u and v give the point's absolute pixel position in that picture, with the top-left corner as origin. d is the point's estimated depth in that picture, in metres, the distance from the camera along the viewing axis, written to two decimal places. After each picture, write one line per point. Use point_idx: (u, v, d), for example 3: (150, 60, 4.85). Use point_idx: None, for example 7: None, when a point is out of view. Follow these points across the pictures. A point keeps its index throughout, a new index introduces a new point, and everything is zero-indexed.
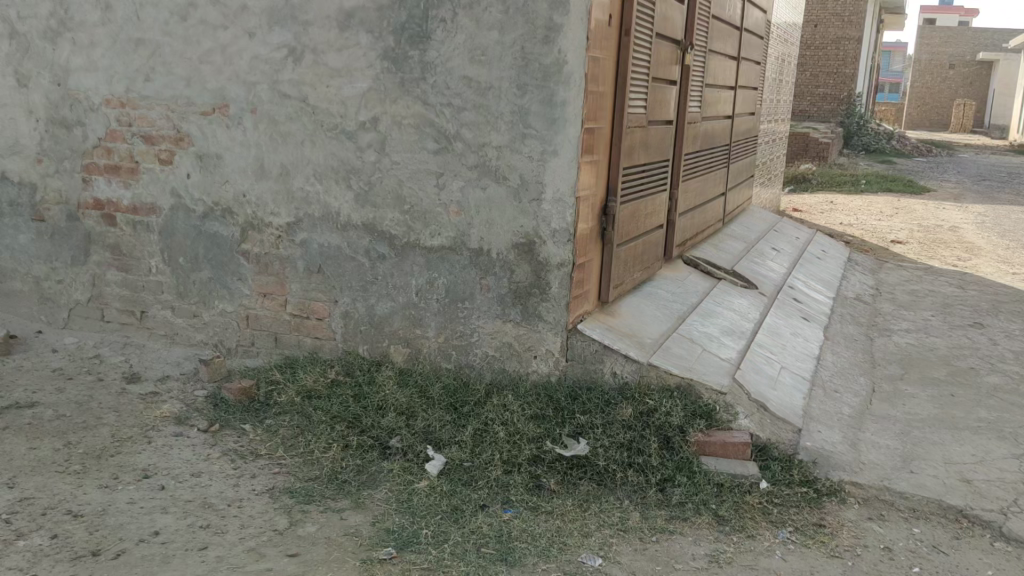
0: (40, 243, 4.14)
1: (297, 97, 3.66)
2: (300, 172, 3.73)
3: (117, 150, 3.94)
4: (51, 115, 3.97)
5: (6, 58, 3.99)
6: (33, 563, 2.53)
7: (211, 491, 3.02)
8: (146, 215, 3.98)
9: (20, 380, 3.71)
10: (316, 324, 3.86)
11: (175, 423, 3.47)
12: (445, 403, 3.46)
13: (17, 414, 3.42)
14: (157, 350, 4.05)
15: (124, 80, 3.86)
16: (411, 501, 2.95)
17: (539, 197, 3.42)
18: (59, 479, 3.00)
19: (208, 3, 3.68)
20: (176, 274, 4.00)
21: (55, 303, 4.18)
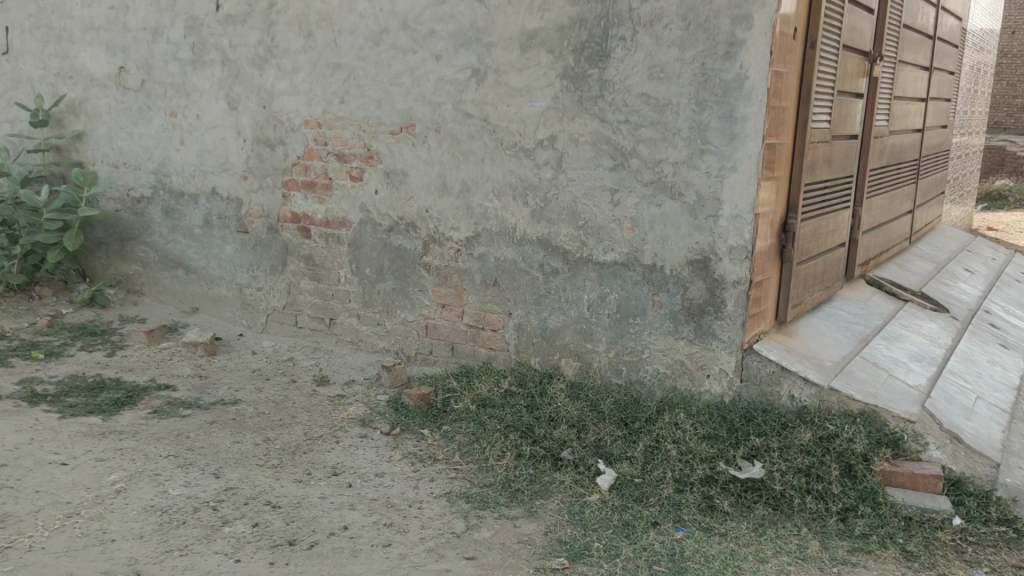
0: (244, 253, 4.50)
1: (479, 117, 3.80)
2: (479, 188, 3.87)
3: (313, 168, 4.23)
4: (257, 135, 4.32)
5: (219, 83, 4.37)
6: (237, 548, 2.75)
7: (394, 492, 3.18)
8: (337, 229, 4.24)
9: (224, 379, 4.04)
10: (491, 335, 3.98)
11: (360, 425, 3.67)
12: (616, 418, 3.47)
13: (223, 410, 3.73)
14: (343, 355, 4.30)
15: (322, 102, 4.14)
16: (584, 513, 2.99)
17: (715, 213, 3.38)
18: (259, 471, 3.25)
19: (399, 28, 3.89)
20: (362, 284, 4.24)
21: (256, 308, 4.53)
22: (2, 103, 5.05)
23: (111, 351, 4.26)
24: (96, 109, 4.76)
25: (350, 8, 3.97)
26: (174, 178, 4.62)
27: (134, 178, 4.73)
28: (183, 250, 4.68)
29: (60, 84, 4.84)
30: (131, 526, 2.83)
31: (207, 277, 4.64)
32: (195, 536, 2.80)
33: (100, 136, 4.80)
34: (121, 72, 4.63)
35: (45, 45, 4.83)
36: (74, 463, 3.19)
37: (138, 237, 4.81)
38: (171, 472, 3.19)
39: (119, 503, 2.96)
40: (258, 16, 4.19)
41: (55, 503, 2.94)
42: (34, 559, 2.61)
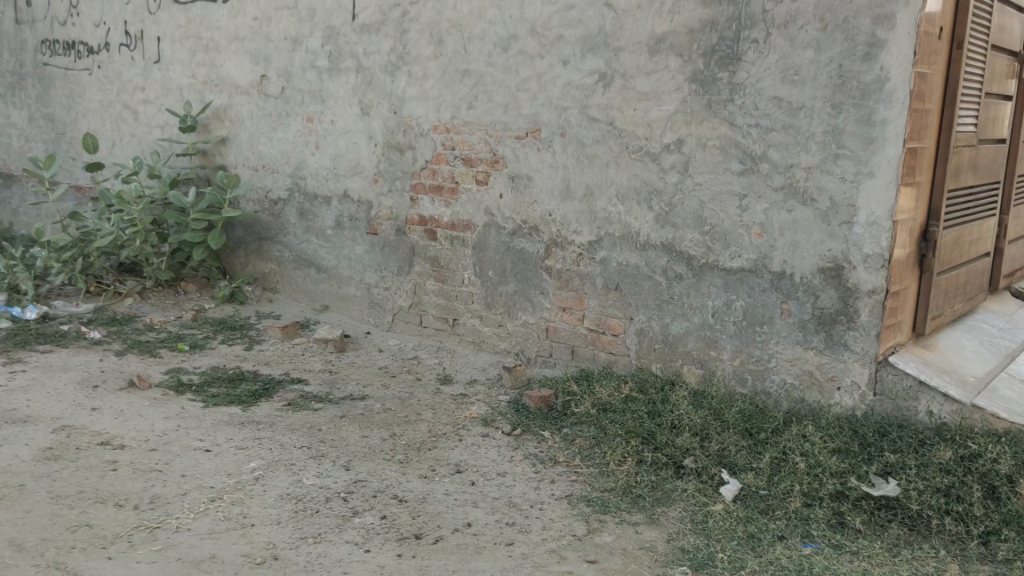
0: (373, 254, 4.65)
1: (605, 121, 3.80)
2: (604, 193, 3.87)
3: (440, 172, 4.33)
4: (388, 139, 4.46)
5: (353, 90, 4.54)
6: (367, 539, 2.84)
7: (516, 492, 3.21)
8: (462, 231, 4.32)
9: (352, 375, 4.19)
10: (611, 340, 3.98)
11: (482, 424, 3.73)
12: (741, 427, 3.40)
13: (352, 405, 3.87)
14: (465, 355, 4.38)
15: (450, 107, 4.23)
16: (708, 523, 2.94)
17: (850, 220, 3.27)
18: (386, 465, 3.35)
19: (527, 34, 3.94)
20: (485, 286, 4.30)
21: (382, 307, 4.67)
22: (154, 109, 5.39)
23: (248, 345, 4.49)
24: (238, 115, 5.02)
25: (480, 14, 4.05)
26: (309, 180, 4.82)
27: (272, 181, 4.97)
28: (316, 250, 4.87)
29: (206, 91, 5.13)
30: (268, 512, 2.97)
31: (337, 276, 4.82)
32: (327, 525, 2.91)
33: (241, 141, 5.05)
34: (262, 79, 4.87)
35: (194, 54, 5.13)
36: (217, 450, 3.38)
37: (274, 237, 5.05)
38: (305, 463, 3.33)
39: (258, 490, 3.12)
40: (391, 24, 4.33)
41: (200, 487, 3.11)
42: (182, 539, 2.78)
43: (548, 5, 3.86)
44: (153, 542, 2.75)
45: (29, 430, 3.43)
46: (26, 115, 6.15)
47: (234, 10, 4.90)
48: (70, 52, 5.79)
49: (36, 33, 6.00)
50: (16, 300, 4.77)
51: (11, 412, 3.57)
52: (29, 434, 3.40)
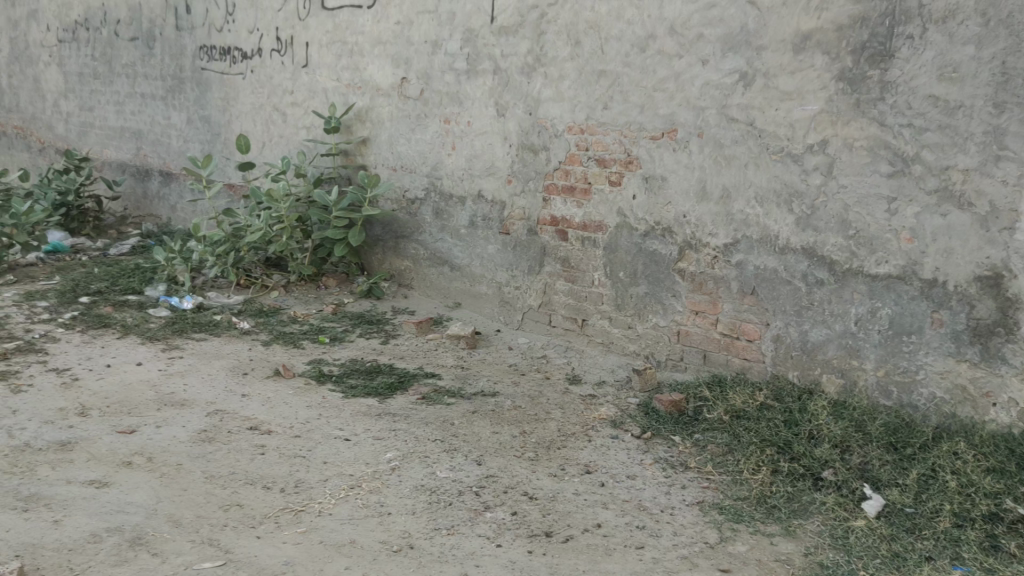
0: (504, 253, 4.71)
1: (745, 122, 3.72)
2: (742, 195, 3.78)
3: (573, 173, 4.34)
4: (522, 140, 4.51)
5: (489, 91, 4.61)
6: (498, 534, 2.89)
7: (646, 495, 3.19)
8: (594, 232, 4.32)
9: (484, 371, 4.26)
10: (746, 346, 3.88)
11: (611, 426, 3.72)
12: (885, 441, 3.26)
13: (484, 401, 3.93)
14: (595, 356, 4.36)
15: (585, 108, 4.24)
16: (849, 539, 2.83)
17: (1012, 225, 3.08)
18: (517, 463, 3.39)
19: (666, 34, 3.90)
20: (616, 288, 4.28)
21: (513, 306, 4.72)
22: (301, 111, 5.65)
23: (384, 339, 4.64)
24: (379, 116, 5.20)
25: (618, 15, 4.04)
26: (445, 180, 4.93)
27: (409, 181, 5.12)
28: (450, 248, 4.98)
29: (350, 94, 5.33)
30: (404, 502, 3.06)
31: (469, 274, 4.91)
32: (460, 518, 2.98)
33: (381, 142, 5.22)
34: (402, 82, 5.02)
35: (339, 59, 5.34)
36: (356, 439, 3.51)
37: (410, 235, 5.19)
38: (439, 455, 3.41)
39: (394, 480, 3.22)
40: (529, 27, 4.38)
41: (340, 474, 3.24)
42: (324, 523, 2.90)
43: (689, 4, 3.81)
44: (297, 524, 2.88)
45: (186, 412, 3.67)
46: (185, 117, 6.57)
47: (377, 15, 5.07)
48: (226, 57, 6.15)
49: (195, 40, 6.39)
50: (175, 291, 5.11)
51: (170, 396, 3.82)
52: (186, 416, 3.63)
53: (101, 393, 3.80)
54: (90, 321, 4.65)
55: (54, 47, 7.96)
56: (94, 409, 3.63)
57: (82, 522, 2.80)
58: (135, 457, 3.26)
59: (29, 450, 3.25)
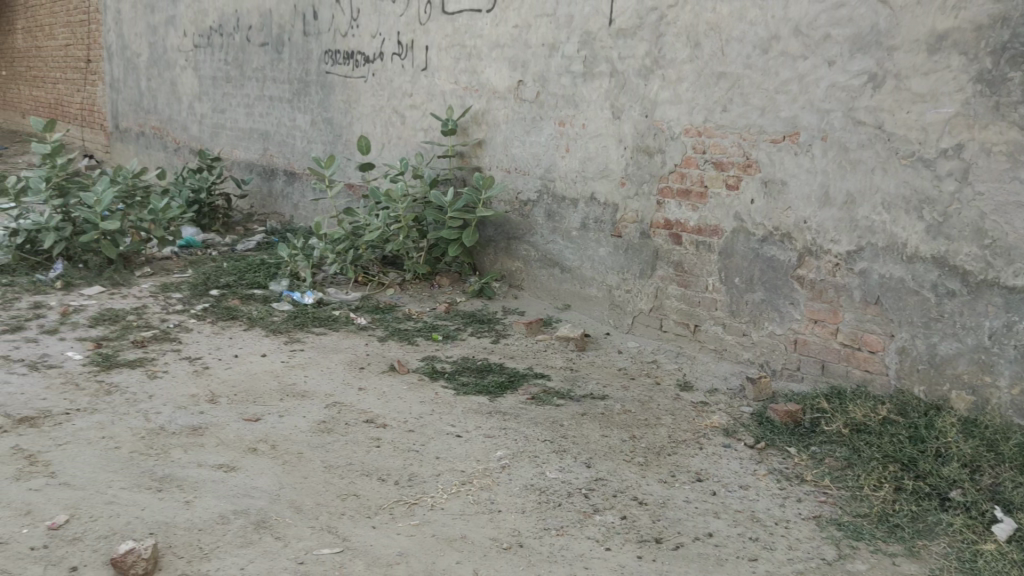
0: (616, 256, 4.69)
1: (873, 124, 3.58)
2: (867, 200, 3.65)
3: (689, 176, 4.29)
4: (638, 143, 4.48)
5: (606, 94, 4.60)
6: (607, 537, 2.88)
7: (759, 506, 3.12)
8: (709, 236, 4.25)
9: (593, 374, 4.26)
10: (868, 357, 3.73)
11: (724, 434, 3.65)
12: (1020, 463, 3.08)
13: (593, 403, 3.93)
14: (706, 362, 4.29)
15: (703, 110, 4.18)
16: (977, 563, 2.69)
17: None
18: (627, 467, 3.37)
19: (791, 35, 3.80)
20: (730, 294, 4.20)
21: (624, 310, 4.70)
22: (419, 113, 5.79)
23: (495, 338, 4.69)
24: (495, 118, 5.27)
25: (740, 16, 3.97)
26: (558, 182, 4.95)
27: (523, 183, 5.16)
28: (561, 250, 5.00)
29: (467, 96, 5.43)
30: (514, 501, 3.09)
31: (580, 276, 4.91)
32: (570, 519, 2.98)
33: (496, 143, 5.29)
34: (519, 84, 5.07)
35: (458, 62, 5.45)
36: (467, 436, 3.57)
37: (522, 237, 5.24)
38: (548, 456, 3.43)
39: (504, 478, 3.25)
40: (647, 28, 4.35)
41: (452, 470, 3.30)
42: (437, 516, 2.97)
43: (816, 3, 3.71)
44: (411, 517, 2.95)
45: (306, 403, 3.81)
46: (309, 119, 6.83)
47: (496, 19, 5.14)
48: (349, 61, 6.36)
49: (320, 44, 6.64)
50: (297, 286, 5.32)
51: (291, 386, 3.98)
52: (307, 406, 3.78)
53: (229, 382, 3.99)
54: (218, 313, 4.89)
55: (191, 51, 8.41)
56: (222, 397, 3.82)
57: (211, 504, 2.95)
58: (260, 444, 3.41)
59: (163, 433, 3.44)
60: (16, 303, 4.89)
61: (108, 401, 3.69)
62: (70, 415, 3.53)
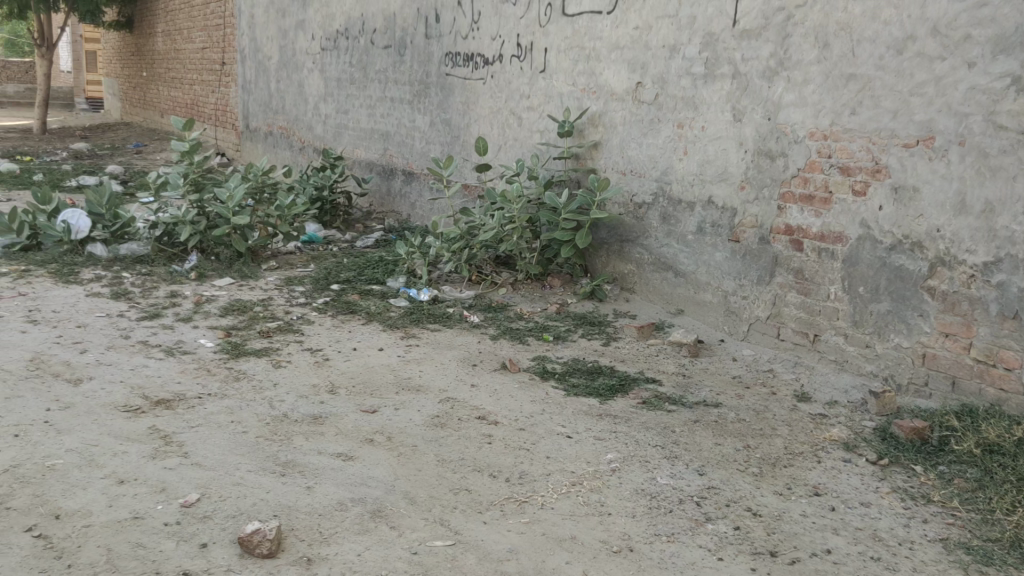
0: (733, 261, 4.59)
1: (1015, 129, 3.39)
2: (1007, 209, 3.45)
3: (813, 181, 4.16)
4: (759, 146, 4.38)
5: (727, 96, 4.52)
6: (720, 547, 2.83)
7: (881, 525, 3.00)
8: (833, 243, 4.11)
9: (706, 381, 4.19)
10: (1003, 375, 3.51)
11: (844, 448, 3.53)
12: None
13: (706, 410, 3.87)
14: (826, 374, 4.14)
15: (830, 113, 4.05)
16: None
17: None
18: (740, 476, 3.30)
19: (928, 35, 3.64)
20: (854, 303, 4.04)
21: (739, 316, 4.60)
22: (537, 114, 5.83)
23: (606, 341, 4.68)
24: (612, 120, 5.25)
25: (873, 16, 3.83)
26: (675, 186, 4.89)
27: (639, 185, 5.12)
28: (676, 254, 4.94)
29: (584, 98, 5.43)
30: (624, 505, 3.07)
31: (695, 281, 4.84)
32: (681, 526, 2.94)
33: (613, 145, 5.27)
34: (638, 86, 5.04)
35: (577, 64, 5.46)
36: (577, 437, 3.57)
37: (636, 239, 5.20)
38: (659, 461, 3.39)
39: (615, 481, 3.24)
40: (774, 29, 4.25)
41: (562, 470, 3.31)
42: (547, 515, 2.98)
43: (956, 2, 3.53)
44: (521, 514, 2.98)
45: (421, 398, 3.90)
46: (428, 120, 6.99)
47: (617, 21, 5.13)
48: (469, 63, 6.47)
49: (441, 47, 6.77)
50: (413, 283, 5.44)
51: (407, 380, 4.09)
52: (422, 401, 3.87)
53: (348, 374, 4.12)
54: (339, 307, 5.06)
55: (318, 54, 8.73)
56: (341, 388, 3.95)
57: (330, 491, 3.06)
58: (376, 436, 3.51)
59: (286, 420, 3.59)
60: (154, 291, 5.19)
61: (236, 388, 3.87)
62: (202, 399, 3.73)
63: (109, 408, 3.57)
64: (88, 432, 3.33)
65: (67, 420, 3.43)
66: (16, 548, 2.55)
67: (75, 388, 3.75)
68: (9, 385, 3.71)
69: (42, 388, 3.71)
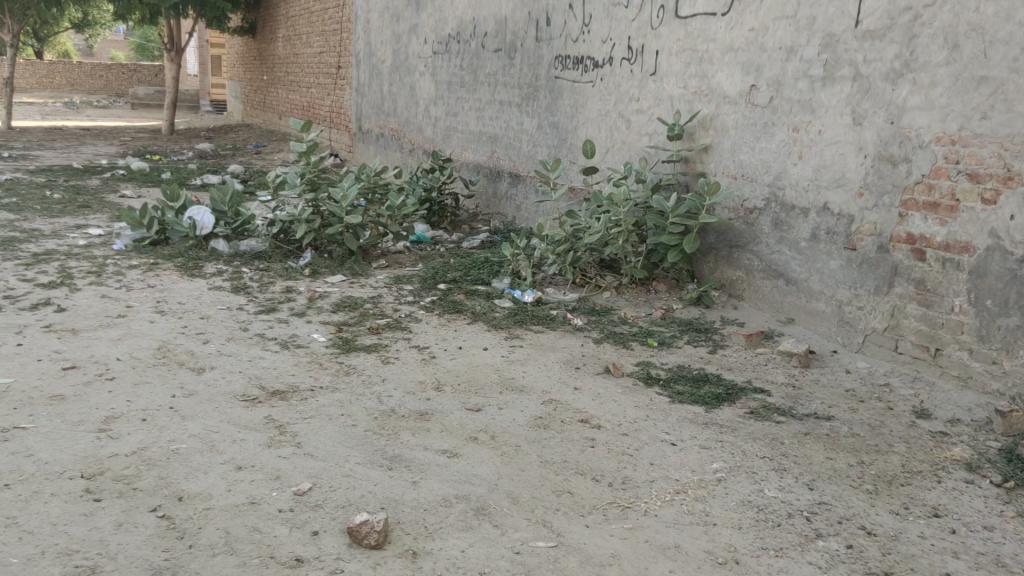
0: (849, 270, 4.43)
1: None
2: None
3: (939, 187, 3.97)
4: (880, 151, 4.22)
5: (847, 98, 4.38)
6: (831, 564, 2.73)
7: (1006, 551, 2.84)
8: (958, 254, 3.91)
9: (817, 393, 4.05)
10: None
11: (966, 469, 3.36)
12: None
13: (818, 423, 3.75)
14: (947, 390, 3.95)
15: (959, 117, 3.86)
16: None
17: None
18: (853, 493, 3.18)
19: None
20: (980, 317, 3.83)
21: (854, 327, 4.44)
22: (646, 118, 5.79)
23: (712, 348, 4.60)
24: (724, 124, 5.16)
25: (1008, 15, 3.63)
26: (789, 191, 4.77)
27: (750, 190, 5.02)
28: (787, 261, 4.81)
29: (696, 101, 5.36)
30: (731, 516, 3.01)
31: (807, 290, 4.70)
32: (790, 541, 2.85)
33: (724, 149, 5.18)
34: (752, 89, 4.94)
35: (689, 66, 5.39)
36: (682, 445, 3.52)
37: (746, 246, 5.10)
38: (767, 473, 3.31)
39: (720, 491, 3.18)
40: (899, 30, 4.09)
41: (666, 477, 3.27)
42: (650, 523, 2.94)
43: None
44: (624, 520, 2.95)
45: (525, 398, 3.92)
46: (536, 122, 7.03)
47: (732, 22, 5.04)
48: (578, 66, 6.47)
49: (551, 49, 6.80)
50: (518, 284, 5.49)
51: (511, 380, 4.12)
52: (526, 402, 3.89)
53: (454, 372, 4.19)
54: (445, 306, 5.14)
55: (430, 57, 8.89)
56: (447, 386, 4.02)
57: (435, 486, 3.11)
58: (480, 434, 3.55)
59: (394, 415, 3.67)
60: (271, 286, 5.39)
61: (347, 382, 3.98)
62: (314, 392, 3.85)
63: (228, 396, 3.73)
64: (210, 419, 3.49)
65: (190, 406, 3.60)
66: (143, 526, 2.68)
67: (198, 376, 3.94)
68: (138, 372, 3.92)
69: (167, 375, 3.92)
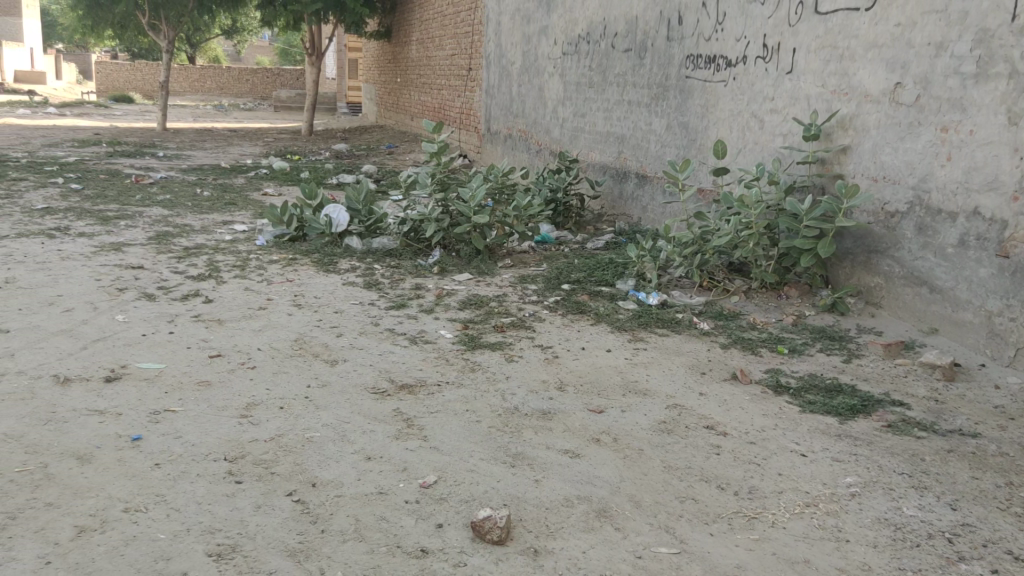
0: (1000, 278, 4.14)
1: None
2: None
3: None
4: None
5: (1001, 97, 4.11)
6: None
7: None
8: None
9: (962, 408, 3.82)
10: None
11: None
12: None
13: (962, 440, 3.53)
14: None
15: None
16: None
17: None
18: (1000, 516, 2.98)
19: None
20: None
21: (1005, 340, 4.15)
22: (781, 118, 5.62)
23: (848, 357, 4.42)
24: (865, 124, 4.94)
25: None
26: (935, 194, 4.52)
27: (892, 193, 4.78)
28: (932, 268, 4.55)
29: (835, 100, 5.16)
30: (864, 533, 2.88)
31: (953, 299, 4.44)
32: (930, 563, 2.71)
33: (865, 150, 4.96)
34: (897, 87, 4.71)
35: (828, 64, 5.20)
36: (813, 456, 3.40)
37: (886, 251, 4.87)
38: (906, 490, 3.15)
39: (853, 507, 3.05)
40: None
41: (795, 489, 3.16)
42: (778, 535, 2.85)
43: None
44: (751, 530, 2.88)
45: (649, 402, 3.88)
46: (665, 123, 6.94)
47: (877, 18, 4.83)
48: (710, 65, 6.35)
49: (682, 49, 6.70)
50: (643, 286, 5.44)
51: (634, 383, 4.09)
52: (650, 405, 3.85)
53: (577, 372, 4.19)
54: (569, 306, 5.15)
55: (559, 58, 8.93)
56: (570, 386, 4.03)
57: (557, 485, 3.12)
58: (603, 435, 3.54)
59: (517, 413, 3.71)
60: (400, 283, 5.55)
61: (472, 378, 4.05)
62: (441, 387, 3.94)
63: (359, 388, 3.87)
64: (342, 410, 3.63)
65: (324, 396, 3.75)
66: (279, 509, 2.82)
67: (332, 368, 4.10)
68: (277, 362, 4.12)
69: (304, 366, 4.09)
